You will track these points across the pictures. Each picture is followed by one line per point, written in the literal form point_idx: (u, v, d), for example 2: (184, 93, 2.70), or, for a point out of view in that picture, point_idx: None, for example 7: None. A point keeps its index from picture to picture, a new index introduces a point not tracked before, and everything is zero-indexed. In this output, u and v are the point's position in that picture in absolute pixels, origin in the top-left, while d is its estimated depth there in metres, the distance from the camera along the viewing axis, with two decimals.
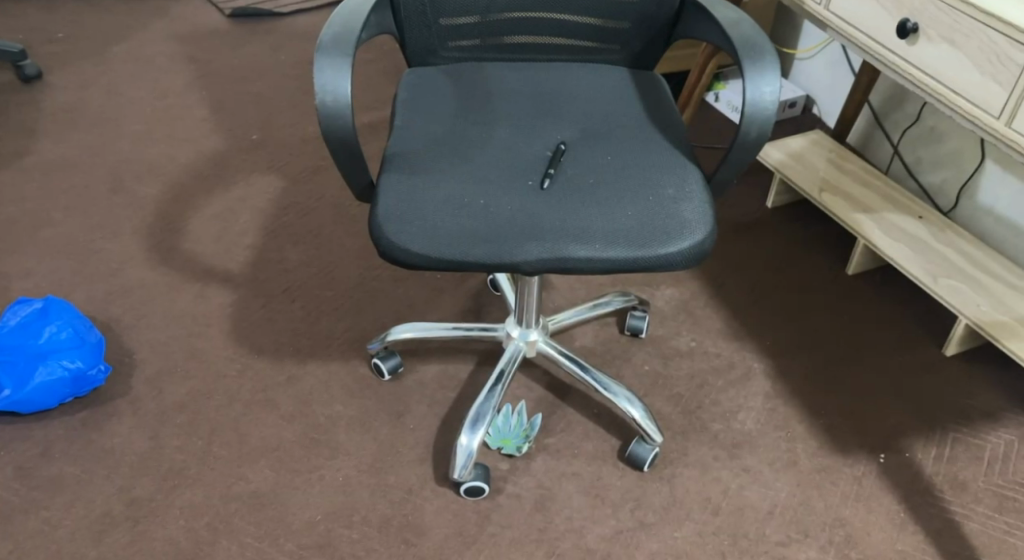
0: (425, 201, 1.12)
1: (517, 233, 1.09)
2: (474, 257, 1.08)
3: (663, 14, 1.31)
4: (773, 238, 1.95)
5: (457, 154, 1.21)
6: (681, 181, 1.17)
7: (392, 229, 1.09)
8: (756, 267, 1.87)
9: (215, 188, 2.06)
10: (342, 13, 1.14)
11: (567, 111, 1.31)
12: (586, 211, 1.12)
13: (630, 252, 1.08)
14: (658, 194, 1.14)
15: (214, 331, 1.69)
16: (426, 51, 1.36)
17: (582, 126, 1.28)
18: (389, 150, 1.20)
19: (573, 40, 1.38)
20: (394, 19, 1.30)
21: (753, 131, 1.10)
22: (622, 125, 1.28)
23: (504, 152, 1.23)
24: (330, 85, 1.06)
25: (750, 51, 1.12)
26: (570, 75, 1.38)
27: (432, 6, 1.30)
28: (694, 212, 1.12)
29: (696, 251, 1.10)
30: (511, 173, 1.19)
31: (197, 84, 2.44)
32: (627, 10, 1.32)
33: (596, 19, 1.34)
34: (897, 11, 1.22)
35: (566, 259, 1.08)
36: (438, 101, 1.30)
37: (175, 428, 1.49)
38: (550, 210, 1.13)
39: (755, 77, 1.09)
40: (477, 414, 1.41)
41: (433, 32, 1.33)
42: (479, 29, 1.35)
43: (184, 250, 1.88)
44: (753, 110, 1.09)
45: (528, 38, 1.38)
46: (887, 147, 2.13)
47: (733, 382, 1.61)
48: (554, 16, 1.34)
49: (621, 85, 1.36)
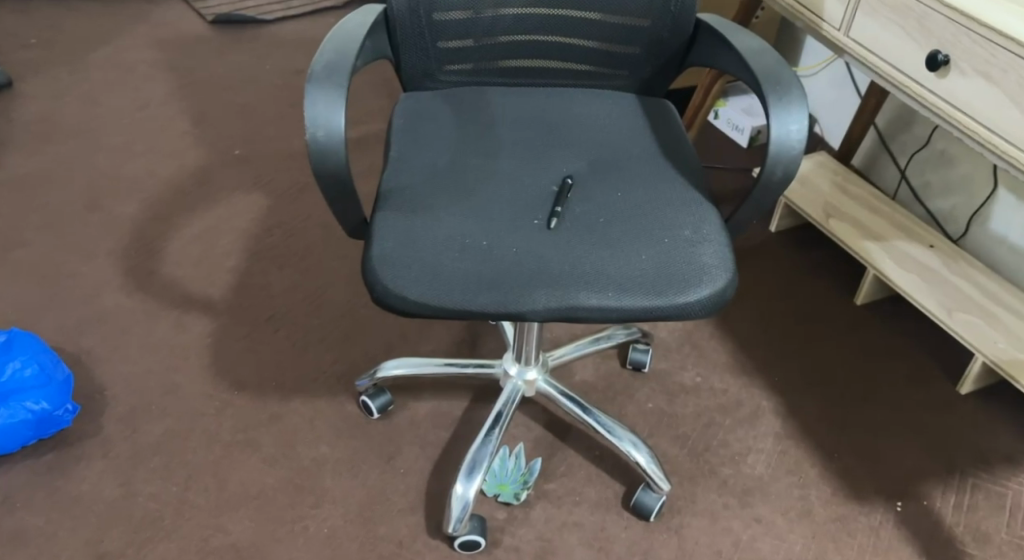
0: (423, 242, 1.04)
1: (523, 279, 1.00)
2: (476, 305, 0.99)
3: (676, 43, 1.23)
4: (777, 264, 1.87)
5: (457, 188, 1.12)
6: (699, 222, 1.08)
7: (386, 273, 1.00)
8: (759, 295, 1.79)
9: (196, 206, 1.95)
10: (334, 38, 1.05)
11: (573, 142, 1.23)
12: (596, 254, 1.04)
13: (645, 301, 0.99)
14: (674, 237, 1.06)
15: (192, 364, 1.59)
16: (423, 75, 1.27)
17: (590, 159, 1.20)
18: (384, 184, 1.12)
19: (579, 64, 1.29)
20: (388, 41, 1.21)
21: (778, 172, 1.02)
22: (632, 159, 1.20)
23: (507, 187, 1.14)
24: (321, 118, 0.98)
25: (774, 84, 1.04)
26: (575, 103, 1.29)
27: (429, 29, 1.21)
28: (714, 257, 1.04)
29: (716, 299, 1.01)
30: (515, 211, 1.10)
31: (177, 93, 2.33)
32: (638, 37, 1.23)
33: (603, 44, 1.25)
34: (926, 42, 1.15)
35: (576, 307, 0.99)
36: (436, 129, 1.22)
37: (149, 472, 1.40)
38: (558, 253, 1.04)
39: (781, 112, 1.01)
40: (473, 461, 1.32)
41: (430, 55, 1.24)
42: (479, 53, 1.27)
43: (161, 273, 1.78)
44: (781, 149, 1.01)
45: (531, 62, 1.29)
46: (893, 170, 2.05)
47: (741, 421, 1.53)
48: (559, 39, 1.26)
49: (630, 113, 1.28)
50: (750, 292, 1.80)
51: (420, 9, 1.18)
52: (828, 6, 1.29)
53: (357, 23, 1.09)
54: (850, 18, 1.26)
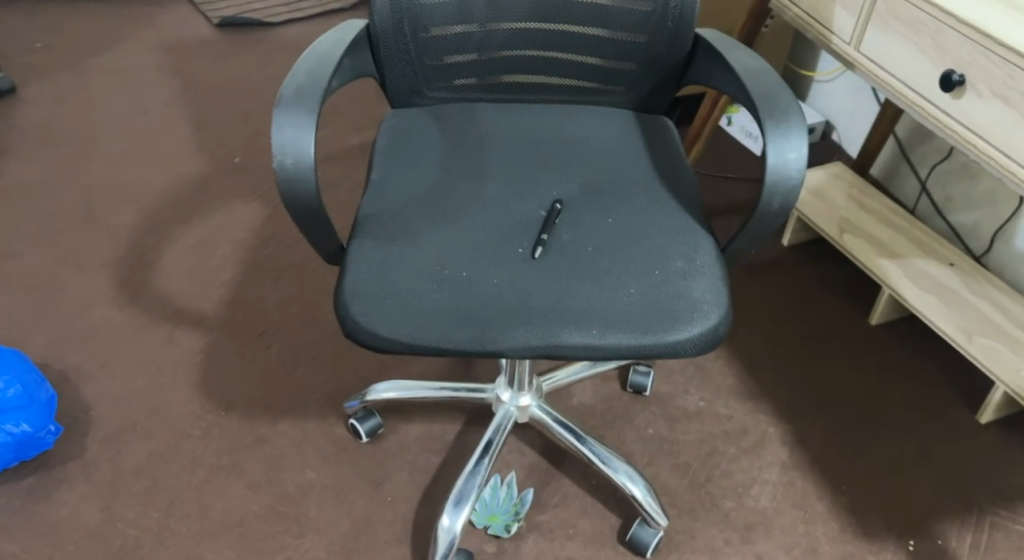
0: (399, 273, 0.98)
1: (502, 314, 0.95)
2: (451, 342, 0.93)
3: (675, 61, 1.17)
4: (789, 281, 1.79)
5: (439, 214, 1.07)
6: (693, 252, 1.02)
7: (358, 307, 0.95)
8: (769, 312, 1.71)
9: (192, 216, 1.91)
10: (308, 60, 1.00)
11: (565, 165, 1.17)
12: (581, 288, 0.98)
13: (631, 339, 0.93)
14: (665, 268, 1.00)
15: (181, 382, 1.55)
16: (410, 92, 1.22)
17: (581, 183, 1.15)
18: (363, 209, 1.07)
19: (574, 80, 1.23)
20: (372, 58, 1.16)
21: (775, 203, 0.96)
22: (626, 183, 1.14)
23: (492, 212, 1.09)
24: (290, 144, 0.93)
25: (773, 109, 0.98)
26: (569, 122, 1.24)
27: (414, 46, 1.15)
28: (706, 291, 0.97)
29: (707, 338, 0.95)
30: (498, 239, 1.05)
31: (180, 99, 2.29)
32: (635, 54, 1.17)
33: (599, 59, 1.19)
34: (941, 60, 1.09)
35: (557, 345, 0.94)
36: (421, 150, 1.16)
37: (132, 498, 1.37)
38: (542, 285, 0.99)
39: (779, 140, 0.96)
40: (461, 492, 1.27)
41: (417, 72, 1.19)
42: (469, 69, 1.21)
43: (154, 286, 1.74)
44: (778, 179, 0.95)
45: (523, 78, 1.23)
46: (914, 182, 1.97)
47: (746, 449, 1.47)
48: (552, 55, 1.20)
49: (626, 133, 1.22)
50: (761, 309, 1.72)
51: (404, 25, 1.13)
52: (839, 20, 1.24)
53: (333, 43, 1.04)
54: (860, 34, 1.21)
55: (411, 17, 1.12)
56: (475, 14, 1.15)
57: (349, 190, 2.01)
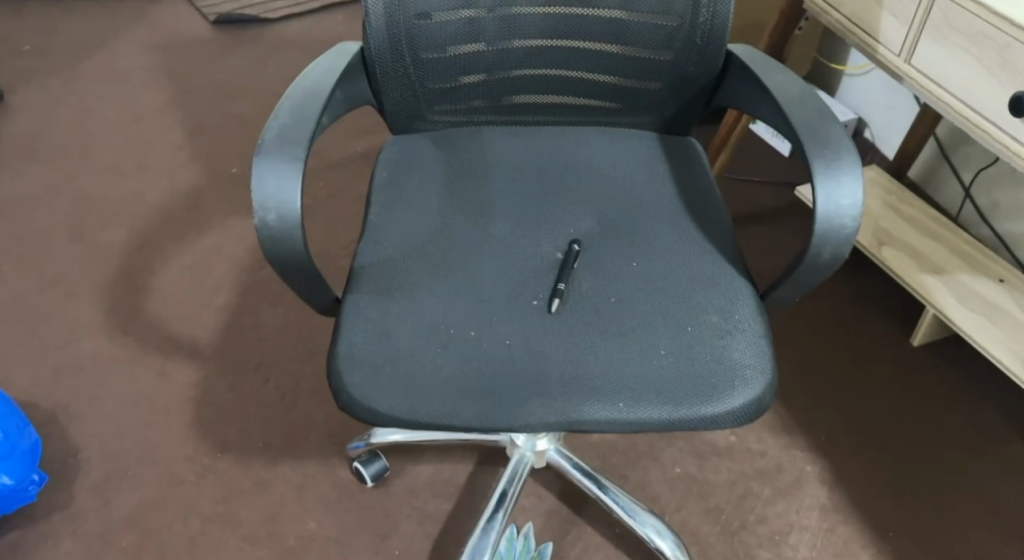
0: (399, 334, 0.88)
1: (516, 385, 0.84)
2: (460, 418, 0.82)
3: (704, 81, 1.06)
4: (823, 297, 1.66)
5: (443, 261, 0.96)
6: (730, 304, 0.91)
7: (354, 378, 0.84)
8: (804, 332, 1.59)
9: (187, 233, 1.81)
10: (292, 96, 0.89)
11: (582, 196, 1.06)
12: (604, 349, 0.87)
13: (662, 413, 0.82)
14: (699, 324, 0.89)
15: (174, 421, 1.46)
16: (411, 117, 1.11)
17: (602, 218, 1.03)
18: (360, 257, 0.96)
19: (591, 100, 1.12)
20: (368, 83, 1.05)
21: (825, 253, 0.84)
22: (651, 216, 1.03)
23: (503, 256, 0.98)
24: (273, 195, 0.82)
25: (821, 144, 0.86)
26: (587, 145, 1.12)
27: (415, 69, 1.05)
28: (747, 352, 0.86)
29: (750, 408, 0.84)
30: (510, 289, 0.94)
31: (174, 103, 2.18)
32: (660, 73, 1.06)
33: (618, 78, 1.08)
34: (1011, 79, 0.97)
35: (579, 422, 0.83)
36: (423, 184, 1.05)
37: (122, 554, 1.29)
38: (559, 346, 0.87)
39: (829, 182, 0.84)
40: (475, 549, 1.17)
41: (418, 96, 1.08)
42: (476, 91, 1.10)
43: (146, 312, 1.64)
44: (828, 228, 0.83)
45: (535, 98, 1.12)
46: (957, 185, 1.83)
47: (781, 490, 1.36)
48: (566, 73, 1.09)
49: (649, 156, 1.10)
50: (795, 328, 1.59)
51: (402, 48, 1.02)
52: (887, 28, 1.12)
53: (322, 75, 0.93)
54: (912, 44, 1.09)
55: (411, 38, 1.02)
56: (481, 32, 1.04)
57: (352, 201, 1.89)
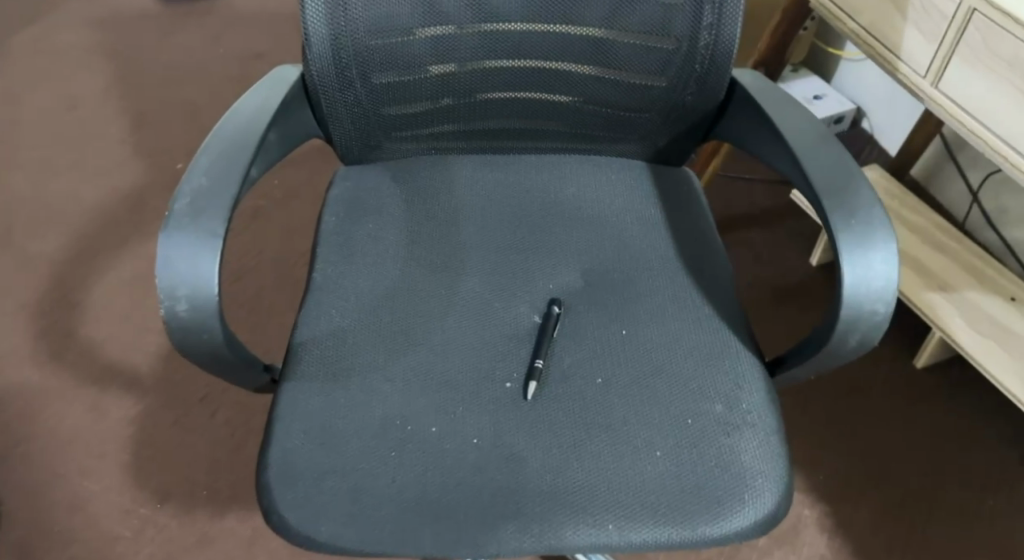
0: (345, 433, 0.74)
1: (486, 502, 0.71)
2: (418, 544, 0.69)
3: (702, 110, 0.91)
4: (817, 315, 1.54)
5: (400, 332, 0.82)
6: (735, 389, 0.78)
7: (290, 494, 0.71)
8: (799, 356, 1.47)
9: (125, 241, 1.64)
10: (211, 148, 0.74)
11: (562, 244, 0.91)
12: (590, 450, 0.74)
13: (658, 535, 0.70)
14: (700, 416, 0.76)
15: (110, 466, 1.31)
16: (365, 147, 0.96)
17: (586, 272, 0.89)
18: (300, 331, 0.81)
19: (572, 126, 0.97)
20: (311, 112, 0.90)
21: (851, 341, 0.71)
22: (642, 271, 0.89)
23: (470, 323, 0.84)
24: (182, 280, 0.67)
25: (846, 211, 0.71)
26: (567, 180, 0.97)
27: (366, 96, 0.89)
28: (753, 454, 0.74)
29: (759, 525, 0.71)
30: (478, 366, 0.80)
31: (116, 86, 1.98)
32: (651, 100, 0.92)
33: (604, 104, 0.93)
34: None
35: (561, 547, 0.70)
36: (378, 231, 0.90)
37: None
38: (536, 445, 0.74)
39: (858, 259, 0.70)
40: None
41: (371, 122, 0.93)
42: (439, 117, 0.95)
43: (78, 334, 1.48)
44: (856, 314, 0.70)
45: (508, 123, 0.97)
46: (962, 185, 1.70)
47: (776, 539, 1.26)
48: (544, 97, 0.93)
49: (638, 194, 0.96)
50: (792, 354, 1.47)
51: (349, 73, 0.87)
52: (910, 44, 0.97)
53: (251, 118, 0.78)
54: (941, 66, 0.94)
55: (359, 61, 0.86)
56: (443, 52, 0.88)
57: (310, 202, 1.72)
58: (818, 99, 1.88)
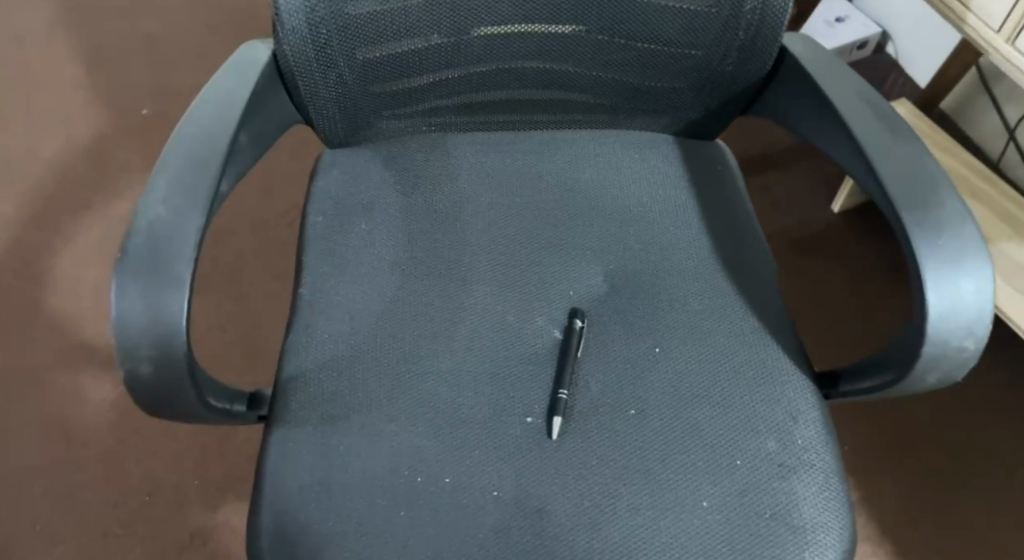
0: (344, 488, 0.65)
1: None
2: None
3: (743, 81, 0.79)
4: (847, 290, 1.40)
5: (403, 362, 0.71)
6: (789, 422, 0.69)
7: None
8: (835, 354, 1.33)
9: (90, 202, 1.50)
10: (169, 165, 0.62)
11: (582, 238, 0.80)
12: (628, 501, 0.65)
13: None
14: (750, 456, 0.67)
15: (91, 456, 1.23)
16: (351, 128, 0.83)
17: (609, 271, 0.78)
18: (287, 364, 0.71)
19: (592, 97, 0.83)
20: (287, 96, 0.77)
21: (931, 378, 0.62)
22: (674, 271, 0.78)
23: (482, 344, 0.73)
24: (141, 337, 0.57)
25: (931, 228, 0.60)
26: (585, 160, 0.85)
27: (351, 75, 0.76)
28: (812, 503, 0.65)
29: None
30: (493, 396, 0.70)
31: (64, 20, 1.79)
32: (682, 70, 0.79)
33: (630, 74, 0.80)
34: None
35: None
36: (372, 234, 0.79)
37: None
38: (565, 495, 0.65)
39: (946, 289, 0.59)
40: None
41: (358, 100, 0.79)
42: (436, 93, 0.82)
43: (46, 309, 1.37)
44: (941, 351, 0.60)
45: (516, 94, 0.83)
46: (996, 119, 1.57)
47: None
48: (559, 66, 0.80)
49: (667, 175, 0.84)
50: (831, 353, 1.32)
51: (330, 51, 0.73)
52: None
53: (216, 120, 0.66)
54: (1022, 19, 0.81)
55: (341, 36, 0.73)
56: (440, 18, 0.74)
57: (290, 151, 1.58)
58: (840, 21, 1.72)
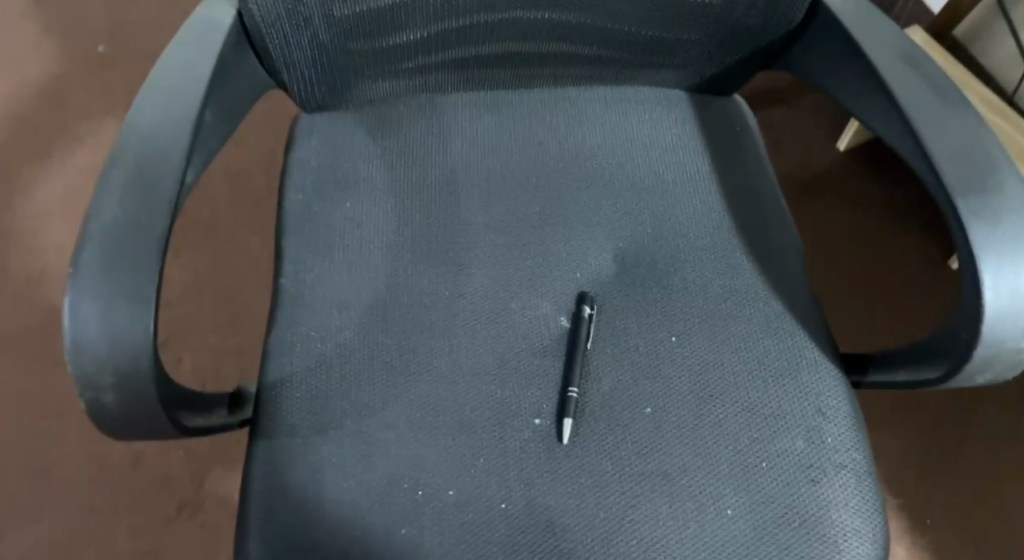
0: (341, 503, 0.60)
1: None
2: None
3: (768, 36, 0.71)
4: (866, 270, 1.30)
5: (398, 361, 0.65)
6: (819, 418, 0.64)
7: None
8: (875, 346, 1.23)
9: (50, 153, 1.40)
10: (126, 156, 0.54)
11: (588, 214, 0.74)
12: (647, 510, 0.60)
13: None
14: (778, 456, 0.62)
15: (70, 428, 1.17)
16: (331, 91, 0.74)
17: (618, 251, 0.72)
18: (271, 367, 0.64)
19: (600, 50, 0.75)
20: (257, 58, 0.68)
21: (981, 377, 0.57)
22: (690, 249, 0.72)
23: (483, 336, 0.67)
24: (101, 363, 0.50)
25: (988, 216, 0.55)
26: (590, 123, 0.78)
27: (329, 33, 0.67)
28: (846, 508, 0.61)
29: None
30: (498, 394, 0.65)
31: None
32: (700, 22, 0.70)
33: (644, 26, 0.71)
34: None
35: None
36: (359, 213, 0.71)
37: None
38: (579, 504, 0.60)
39: (1006, 283, 0.54)
40: None
41: (338, 60, 0.71)
42: (425, 49, 0.73)
43: (11, 272, 1.29)
44: (995, 351, 0.55)
45: (515, 48, 0.74)
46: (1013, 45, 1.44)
47: None
48: (564, 16, 0.70)
49: (681, 139, 0.77)
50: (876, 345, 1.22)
51: (302, 7, 0.65)
52: None
53: (176, 101, 0.57)
54: None
55: None
56: None
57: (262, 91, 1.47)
58: None
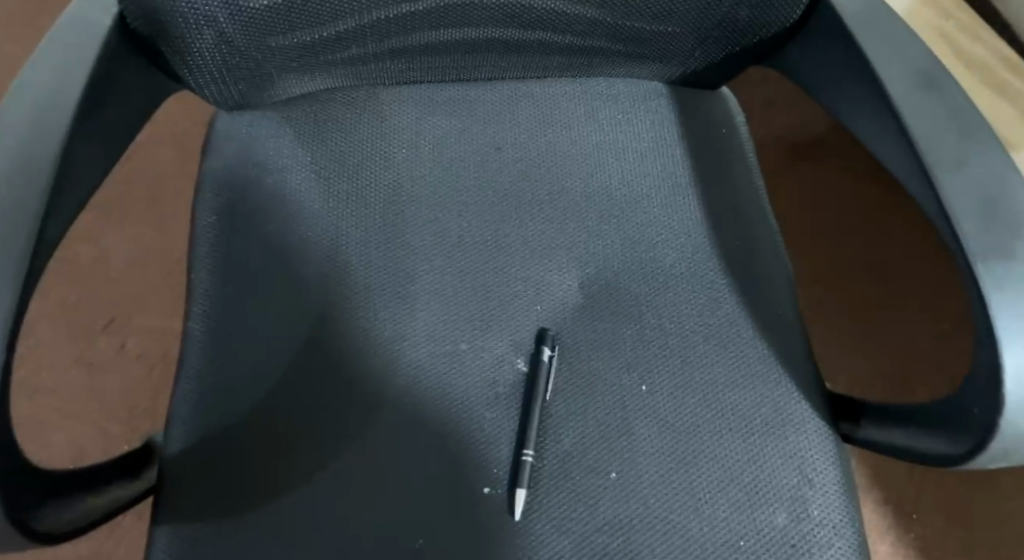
0: None
1: None
2: None
3: (760, 29, 0.60)
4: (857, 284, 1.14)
5: (323, 429, 0.57)
6: (806, 487, 0.56)
7: None
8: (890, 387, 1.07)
9: None
10: None
11: (549, 236, 0.64)
12: None
13: None
14: (757, 533, 0.55)
15: None
16: (249, 88, 0.63)
17: (584, 279, 0.63)
18: (171, 439, 0.57)
19: (566, 39, 0.63)
20: (150, 60, 0.57)
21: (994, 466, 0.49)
22: (664, 280, 0.62)
23: (425, 391, 0.59)
24: None
25: (1013, 286, 0.45)
26: (552, 125, 0.67)
27: (234, 27, 0.56)
28: None
29: None
30: (443, 459, 0.57)
31: None
32: (681, 15, 0.59)
33: (615, 17, 0.60)
34: None
35: None
36: (285, 241, 0.62)
37: None
38: None
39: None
40: None
41: (251, 56, 0.59)
42: (358, 39, 0.61)
43: None
44: (1015, 444, 0.46)
45: (466, 35, 0.62)
46: None
47: None
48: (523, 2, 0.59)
49: (658, 146, 0.67)
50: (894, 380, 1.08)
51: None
52: None
53: (28, 146, 0.47)
54: None
55: None
56: None
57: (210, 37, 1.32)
58: None
